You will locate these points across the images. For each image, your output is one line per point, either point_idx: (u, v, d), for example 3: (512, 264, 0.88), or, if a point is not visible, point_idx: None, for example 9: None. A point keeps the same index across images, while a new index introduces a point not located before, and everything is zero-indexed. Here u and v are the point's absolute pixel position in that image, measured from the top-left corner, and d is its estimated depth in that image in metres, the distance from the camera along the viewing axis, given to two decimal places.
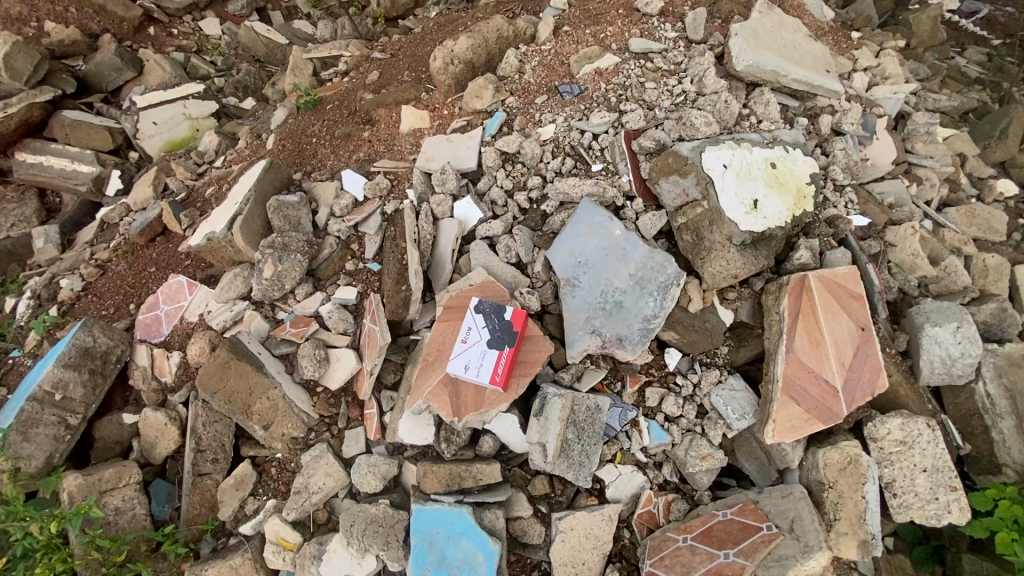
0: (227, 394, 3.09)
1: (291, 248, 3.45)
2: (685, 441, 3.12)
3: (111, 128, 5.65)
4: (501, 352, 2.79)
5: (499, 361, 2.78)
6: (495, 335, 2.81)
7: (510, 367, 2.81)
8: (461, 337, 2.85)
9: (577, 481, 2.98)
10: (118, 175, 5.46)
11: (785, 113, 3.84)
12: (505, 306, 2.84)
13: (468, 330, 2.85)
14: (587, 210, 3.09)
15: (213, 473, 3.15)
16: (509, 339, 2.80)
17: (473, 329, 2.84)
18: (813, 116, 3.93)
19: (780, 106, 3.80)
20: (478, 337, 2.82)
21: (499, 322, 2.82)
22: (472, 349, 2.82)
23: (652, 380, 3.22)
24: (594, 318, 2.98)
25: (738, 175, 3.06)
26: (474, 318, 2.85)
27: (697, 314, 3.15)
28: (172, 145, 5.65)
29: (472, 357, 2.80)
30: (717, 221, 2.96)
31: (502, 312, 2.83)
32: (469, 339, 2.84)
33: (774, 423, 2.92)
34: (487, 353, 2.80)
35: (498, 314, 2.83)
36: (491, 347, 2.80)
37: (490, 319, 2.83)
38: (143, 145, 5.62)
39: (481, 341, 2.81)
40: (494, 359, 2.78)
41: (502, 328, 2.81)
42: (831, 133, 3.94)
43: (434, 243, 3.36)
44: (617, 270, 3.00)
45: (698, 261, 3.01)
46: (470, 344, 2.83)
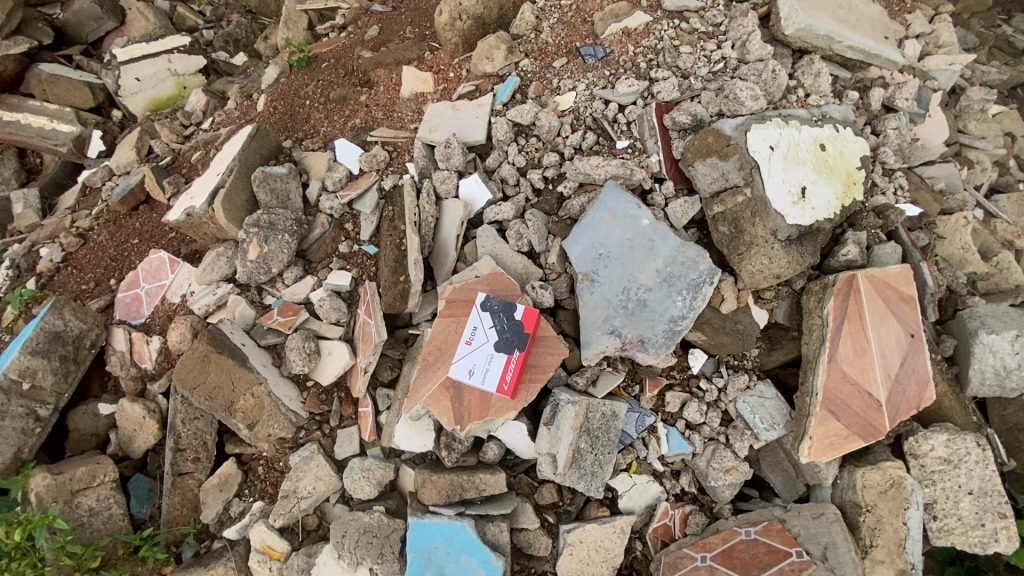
0: (207, 390, 2.78)
1: (278, 227, 3.12)
2: (707, 450, 2.89)
3: (91, 83, 5.25)
4: (511, 355, 2.50)
5: (508, 366, 2.50)
6: (504, 337, 2.52)
7: (520, 372, 2.53)
8: (466, 337, 2.56)
9: (588, 492, 2.75)
10: (99, 134, 5.16)
11: (835, 86, 3.39)
12: (515, 305, 2.54)
13: (473, 329, 2.56)
14: (613, 194, 2.68)
15: (195, 472, 2.89)
16: (521, 342, 2.51)
17: (479, 329, 2.55)
18: (865, 89, 3.51)
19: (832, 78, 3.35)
20: (485, 338, 2.53)
21: (509, 323, 2.53)
22: (477, 351, 2.53)
23: (673, 383, 2.95)
24: (614, 317, 2.65)
25: (785, 158, 2.64)
26: (481, 316, 2.56)
27: (729, 315, 2.75)
28: (158, 104, 5.26)
29: (478, 361, 2.52)
30: (761, 213, 2.53)
31: (512, 311, 2.54)
32: (474, 339, 2.54)
33: (812, 440, 2.62)
34: (495, 356, 2.51)
35: (508, 313, 2.53)
36: (499, 350, 2.51)
37: (499, 318, 2.54)
38: (125, 103, 5.19)
39: (488, 343, 2.52)
40: (503, 363, 2.50)
41: (512, 329, 2.52)
42: (881, 110, 3.52)
43: (437, 225, 3.00)
44: (643, 264, 2.63)
45: (736, 257, 2.60)
46: (475, 345, 2.54)
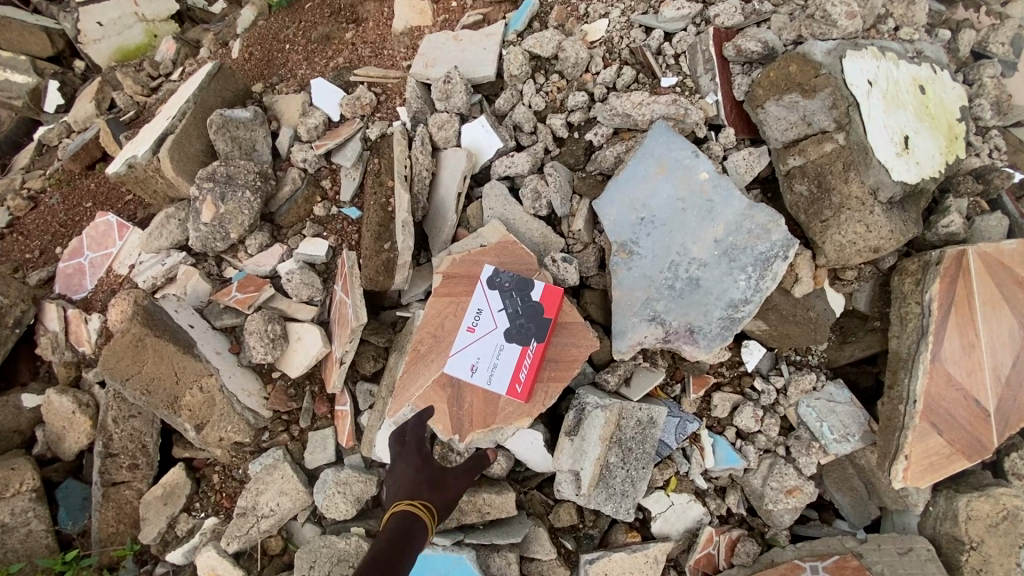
0: (143, 382, 2.22)
1: (238, 181, 2.52)
2: (763, 465, 2.35)
3: (49, 28, 4.49)
4: (526, 347, 1.94)
5: (521, 362, 1.94)
6: (517, 324, 1.96)
7: (537, 371, 1.96)
8: (467, 323, 2.00)
9: (617, 515, 2.22)
10: (57, 84, 4.43)
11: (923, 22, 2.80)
12: (533, 283, 1.99)
13: (478, 313, 2.01)
14: (661, 138, 2.07)
15: (134, 482, 2.36)
16: (539, 330, 1.95)
17: (485, 313, 1.99)
18: (954, 30, 2.89)
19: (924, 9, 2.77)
20: (493, 325, 1.97)
21: (524, 306, 1.97)
22: (482, 342, 1.97)
23: (721, 383, 2.38)
24: (656, 299, 2.08)
25: (884, 96, 2.04)
26: (488, 297, 2.01)
27: (800, 300, 2.17)
28: (126, 55, 4.43)
29: (483, 354, 1.96)
30: (859, 164, 1.91)
31: (529, 291, 1.98)
32: (478, 326, 1.99)
33: (908, 462, 2.05)
34: (505, 348, 1.95)
35: (522, 293, 1.98)
36: (510, 340, 1.95)
37: (511, 300, 1.99)
38: (88, 52, 4.37)
39: (497, 332, 1.96)
40: (514, 358, 1.94)
41: (529, 314, 1.96)
42: (971, 56, 2.90)
43: (433, 183, 2.40)
44: (698, 232, 2.03)
45: (817, 225, 2.00)
46: (479, 334, 1.98)
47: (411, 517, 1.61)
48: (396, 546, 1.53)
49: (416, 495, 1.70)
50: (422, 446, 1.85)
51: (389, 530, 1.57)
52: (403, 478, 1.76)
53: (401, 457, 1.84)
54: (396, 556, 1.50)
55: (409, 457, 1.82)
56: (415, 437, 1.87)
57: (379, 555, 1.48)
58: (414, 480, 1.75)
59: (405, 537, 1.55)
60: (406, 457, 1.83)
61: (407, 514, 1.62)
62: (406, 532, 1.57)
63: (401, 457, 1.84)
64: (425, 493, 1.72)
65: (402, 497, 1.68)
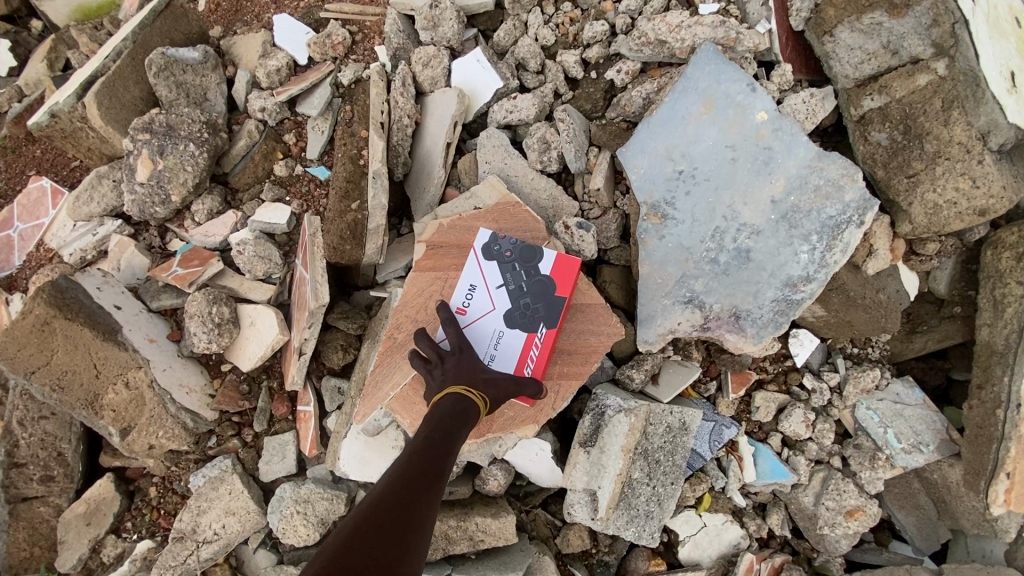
0: (54, 376, 1.79)
1: (180, 133, 2.05)
2: (815, 480, 1.94)
3: None
4: (532, 334, 1.53)
5: (526, 353, 1.53)
6: (522, 304, 1.54)
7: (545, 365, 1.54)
8: (456, 305, 1.57)
9: (640, 541, 1.80)
10: (8, 44, 3.07)
11: None
12: (541, 253, 1.56)
13: (470, 291, 1.58)
14: (708, 65, 1.63)
15: (51, 497, 1.93)
16: (550, 312, 1.54)
17: (480, 291, 1.57)
18: None
19: None
20: (489, 306, 1.55)
21: (529, 282, 1.55)
22: (474, 328, 1.55)
23: (765, 380, 1.97)
24: (695, 275, 1.66)
25: (988, 21, 1.62)
26: (483, 271, 1.58)
27: (871, 279, 1.75)
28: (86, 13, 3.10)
29: (475, 343, 1.52)
30: (963, 101, 1.49)
31: (536, 262, 1.56)
32: (470, 308, 1.57)
33: (1010, 482, 1.69)
34: (505, 334, 1.53)
35: (527, 264, 1.56)
36: (512, 325, 1.53)
37: (513, 274, 1.57)
38: (41, 10, 3.07)
39: (495, 315, 1.54)
40: (517, 349, 1.52)
41: (535, 293, 1.55)
42: None
43: (417, 134, 1.97)
44: (751, 189, 1.60)
45: (902, 182, 1.58)
46: (471, 317, 1.56)
47: (463, 399, 1.31)
48: (449, 428, 1.25)
49: (467, 381, 1.37)
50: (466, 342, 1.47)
51: (437, 411, 1.28)
52: (448, 370, 1.40)
53: (441, 357, 1.44)
54: (449, 439, 1.23)
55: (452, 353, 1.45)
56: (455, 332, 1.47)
57: (426, 438, 1.22)
58: (464, 370, 1.40)
59: (454, 418, 1.27)
60: (450, 353, 1.44)
61: (454, 396, 1.32)
62: (456, 416, 1.28)
63: (441, 355, 1.45)
64: (479, 384, 1.37)
65: (451, 385, 1.35)
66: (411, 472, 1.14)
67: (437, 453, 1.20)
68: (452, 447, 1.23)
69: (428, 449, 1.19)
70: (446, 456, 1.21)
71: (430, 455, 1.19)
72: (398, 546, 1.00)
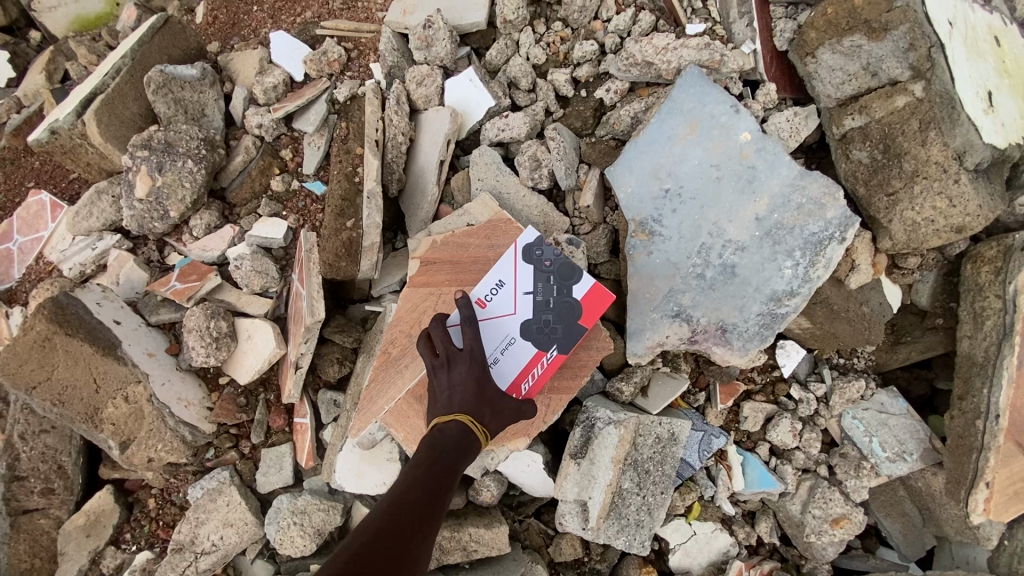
0: (55, 391, 1.83)
1: (178, 149, 2.08)
2: (802, 489, 1.98)
3: None
4: (541, 352, 1.57)
5: (530, 369, 1.57)
6: (542, 319, 1.57)
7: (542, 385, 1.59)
8: (479, 297, 1.60)
9: (631, 550, 1.85)
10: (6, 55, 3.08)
11: None
12: (581, 275, 1.58)
13: (497, 287, 1.60)
14: (692, 88, 1.67)
15: (50, 509, 1.96)
16: (565, 337, 1.57)
17: (507, 291, 1.59)
18: None
19: None
20: (511, 309, 1.58)
21: (558, 299, 1.57)
22: (488, 325, 1.58)
23: (753, 390, 2.01)
24: (681, 290, 1.70)
25: (966, 42, 1.67)
26: (517, 273, 1.60)
27: (854, 293, 1.80)
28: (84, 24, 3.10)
29: (484, 342, 1.55)
30: (941, 121, 1.54)
31: (572, 282, 1.57)
32: (492, 303, 1.59)
33: (989, 490, 1.72)
34: (516, 343, 1.56)
35: (562, 282, 1.57)
36: (526, 338, 1.56)
37: (545, 285, 1.58)
38: (39, 20, 3.07)
39: (512, 320, 1.57)
40: (523, 361, 1.56)
41: (560, 312, 1.57)
42: None
43: (412, 151, 2.01)
44: (736, 208, 1.64)
45: (882, 200, 1.62)
46: (489, 314, 1.58)
47: (467, 432, 1.31)
48: (449, 460, 1.26)
49: (476, 412, 1.36)
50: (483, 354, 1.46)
51: (442, 438, 1.29)
52: (461, 390, 1.38)
53: (452, 356, 1.44)
54: (447, 470, 1.25)
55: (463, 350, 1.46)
56: (472, 330, 1.48)
57: (426, 468, 1.23)
58: (474, 397, 1.37)
59: (452, 446, 1.28)
60: (463, 359, 1.43)
61: (457, 423, 1.31)
62: (456, 448, 1.28)
63: (452, 350, 1.46)
64: (485, 415, 1.38)
65: (460, 411, 1.34)
66: (404, 503, 1.17)
67: (433, 486, 1.21)
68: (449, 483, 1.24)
69: (423, 481, 1.21)
70: (442, 492, 1.22)
71: (426, 487, 1.21)
72: None
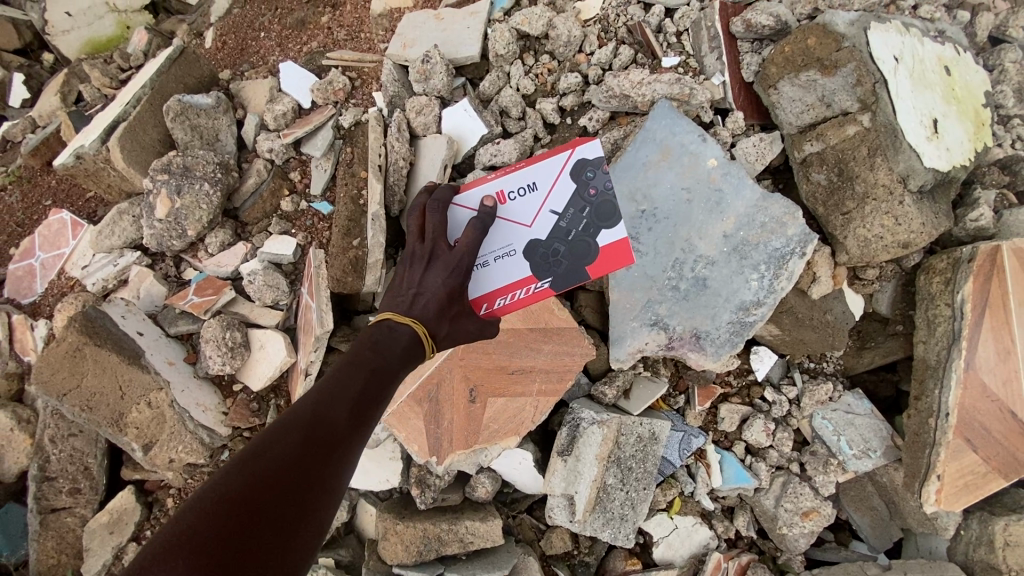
0: (84, 398, 1.99)
1: (195, 173, 2.23)
2: (776, 484, 2.12)
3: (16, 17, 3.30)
4: (533, 278, 1.58)
5: (516, 287, 1.58)
6: (553, 246, 1.57)
7: (514, 309, 1.61)
8: (506, 190, 1.58)
9: (616, 541, 1.99)
10: (21, 77, 3.29)
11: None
12: (614, 224, 1.56)
13: (527, 190, 1.58)
14: (664, 119, 1.85)
15: (76, 508, 2.11)
16: (564, 274, 1.57)
17: (533, 202, 1.58)
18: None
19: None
20: (528, 222, 1.58)
21: (578, 235, 1.56)
22: (501, 226, 1.58)
23: (729, 393, 2.16)
24: (658, 301, 1.87)
25: (912, 75, 1.84)
26: (552, 188, 1.58)
27: (817, 302, 1.96)
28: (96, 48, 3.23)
29: (487, 241, 1.56)
30: (886, 149, 1.72)
31: (603, 224, 1.56)
32: (515, 207, 1.59)
33: (941, 482, 1.88)
34: (514, 256, 1.57)
35: (590, 219, 1.56)
36: (528, 255, 1.58)
37: (575, 214, 1.57)
38: (54, 44, 3.21)
39: (524, 232, 1.57)
40: (512, 277, 1.57)
41: (572, 248, 1.57)
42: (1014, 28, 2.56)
43: (412, 174, 2.17)
44: (706, 226, 1.82)
45: (838, 218, 1.80)
46: (507, 216, 1.58)
47: (414, 344, 1.37)
48: (391, 367, 1.32)
49: (433, 325, 1.41)
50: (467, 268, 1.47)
51: (387, 345, 1.34)
52: (430, 296, 1.42)
53: (438, 253, 1.47)
54: (388, 376, 1.30)
55: (455, 247, 1.49)
56: (479, 227, 1.50)
57: (368, 374, 1.27)
58: (438, 311, 1.42)
59: (395, 347, 1.34)
60: (448, 260, 1.45)
61: (407, 327, 1.37)
62: (400, 355, 1.35)
63: (441, 244, 1.49)
64: (442, 326, 1.44)
65: (417, 319, 1.39)
66: (339, 402, 1.21)
67: (371, 393, 1.27)
68: (385, 391, 1.29)
69: (362, 385, 1.26)
70: (378, 399, 1.28)
71: (364, 392, 1.26)
72: (308, 483, 1.08)
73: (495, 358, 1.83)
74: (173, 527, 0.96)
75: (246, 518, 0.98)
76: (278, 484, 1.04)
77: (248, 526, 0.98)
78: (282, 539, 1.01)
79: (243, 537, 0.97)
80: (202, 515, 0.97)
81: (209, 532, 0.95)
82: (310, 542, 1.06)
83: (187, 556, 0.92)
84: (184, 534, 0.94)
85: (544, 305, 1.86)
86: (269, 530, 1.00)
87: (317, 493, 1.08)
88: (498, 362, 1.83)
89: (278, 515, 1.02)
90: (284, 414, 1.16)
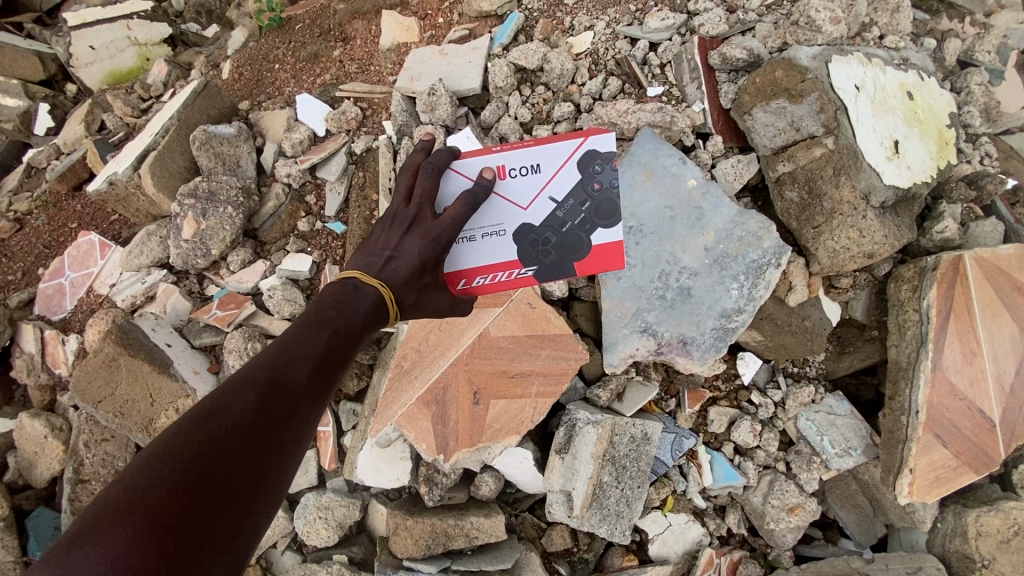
0: (117, 404, 2.17)
1: (220, 198, 2.42)
2: (763, 483, 2.24)
3: (43, 52, 3.55)
4: (518, 263, 1.62)
5: (499, 268, 1.62)
6: (543, 234, 1.61)
7: (493, 289, 1.66)
8: (507, 164, 1.56)
9: (612, 537, 2.11)
10: (47, 107, 3.50)
11: (928, 26, 2.58)
12: (612, 226, 1.62)
13: (529, 171, 1.57)
14: (647, 144, 2.04)
15: None
16: (549, 264, 1.63)
17: (533, 185, 1.58)
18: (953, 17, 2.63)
19: (920, 9, 2.61)
20: (524, 206, 1.59)
21: (571, 229, 1.61)
22: (495, 203, 1.58)
23: (718, 397, 2.30)
24: (647, 309, 2.03)
25: (874, 101, 2.02)
26: (555, 175, 1.59)
27: (795, 309, 2.12)
28: (115, 79, 3.46)
29: (479, 216, 1.57)
30: (849, 169, 1.90)
31: (600, 223, 1.62)
32: (514, 185, 1.58)
33: (913, 475, 2.03)
34: (503, 238, 1.60)
35: (586, 210, 1.61)
36: (517, 239, 1.61)
37: (574, 206, 1.60)
38: (76, 75, 3.43)
39: (518, 214, 1.59)
40: (496, 258, 1.61)
41: (563, 240, 1.62)
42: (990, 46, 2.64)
43: None
44: (689, 240, 1.99)
45: (809, 232, 1.97)
46: (504, 194, 1.58)
47: (380, 308, 1.37)
48: (354, 332, 1.31)
49: (399, 291, 1.41)
50: (447, 241, 1.46)
51: (352, 306, 1.33)
52: (404, 263, 1.41)
53: (420, 218, 1.45)
54: (351, 340, 1.31)
55: (440, 217, 1.46)
56: (471, 204, 1.48)
57: (330, 337, 1.27)
58: (408, 278, 1.41)
59: (357, 309, 1.33)
60: (429, 229, 1.44)
61: (372, 290, 1.36)
62: (364, 318, 1.34)
63: (427, 212, 1.46)
64: (409, 296, 1.43)
65: (386, 283, 1.39)
66: (300, 364, 1.22)
67: (334, 355, 1.28)
68: (347, 355, 1.30)
69: (323, 348, 1.26)
70: (340, 363, 1.29)
71: (327, 355, 1.26)
72: (264, 447, 1.10)
73: (496, 363, 1.98)
74: (131, 482, 0.99)
75: (202, 476, 1.01)
76: (234, 446, 1.06)
77: (207, 480, 1.01)
78: (245, 494, 1.05)
79: (202, 491, 1.01)
80: (163, 471, 1.00)
81: (169, 487, 0.99)
82: (272, 496, 1.10)
83: (150, 509, 0.96)
84: (145, 489, 0.98)
85: (542, 314, 2.03)
86: (224, 493, 1.03)
87: (277, 452, 1.12)
88: (499, 366, 1.99)
89: (237, 474, 1.05)
90: (240, 374, 1.17)
